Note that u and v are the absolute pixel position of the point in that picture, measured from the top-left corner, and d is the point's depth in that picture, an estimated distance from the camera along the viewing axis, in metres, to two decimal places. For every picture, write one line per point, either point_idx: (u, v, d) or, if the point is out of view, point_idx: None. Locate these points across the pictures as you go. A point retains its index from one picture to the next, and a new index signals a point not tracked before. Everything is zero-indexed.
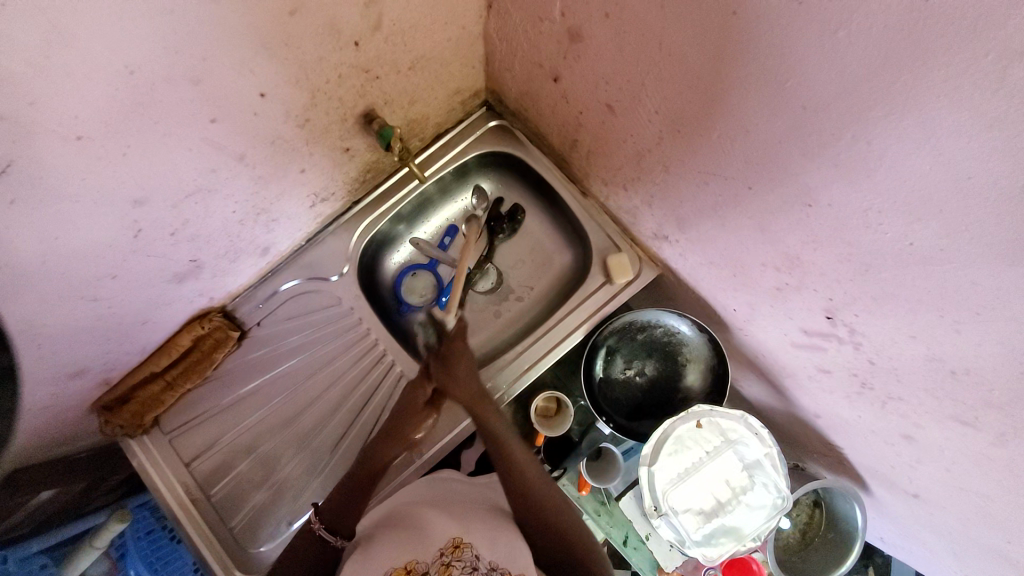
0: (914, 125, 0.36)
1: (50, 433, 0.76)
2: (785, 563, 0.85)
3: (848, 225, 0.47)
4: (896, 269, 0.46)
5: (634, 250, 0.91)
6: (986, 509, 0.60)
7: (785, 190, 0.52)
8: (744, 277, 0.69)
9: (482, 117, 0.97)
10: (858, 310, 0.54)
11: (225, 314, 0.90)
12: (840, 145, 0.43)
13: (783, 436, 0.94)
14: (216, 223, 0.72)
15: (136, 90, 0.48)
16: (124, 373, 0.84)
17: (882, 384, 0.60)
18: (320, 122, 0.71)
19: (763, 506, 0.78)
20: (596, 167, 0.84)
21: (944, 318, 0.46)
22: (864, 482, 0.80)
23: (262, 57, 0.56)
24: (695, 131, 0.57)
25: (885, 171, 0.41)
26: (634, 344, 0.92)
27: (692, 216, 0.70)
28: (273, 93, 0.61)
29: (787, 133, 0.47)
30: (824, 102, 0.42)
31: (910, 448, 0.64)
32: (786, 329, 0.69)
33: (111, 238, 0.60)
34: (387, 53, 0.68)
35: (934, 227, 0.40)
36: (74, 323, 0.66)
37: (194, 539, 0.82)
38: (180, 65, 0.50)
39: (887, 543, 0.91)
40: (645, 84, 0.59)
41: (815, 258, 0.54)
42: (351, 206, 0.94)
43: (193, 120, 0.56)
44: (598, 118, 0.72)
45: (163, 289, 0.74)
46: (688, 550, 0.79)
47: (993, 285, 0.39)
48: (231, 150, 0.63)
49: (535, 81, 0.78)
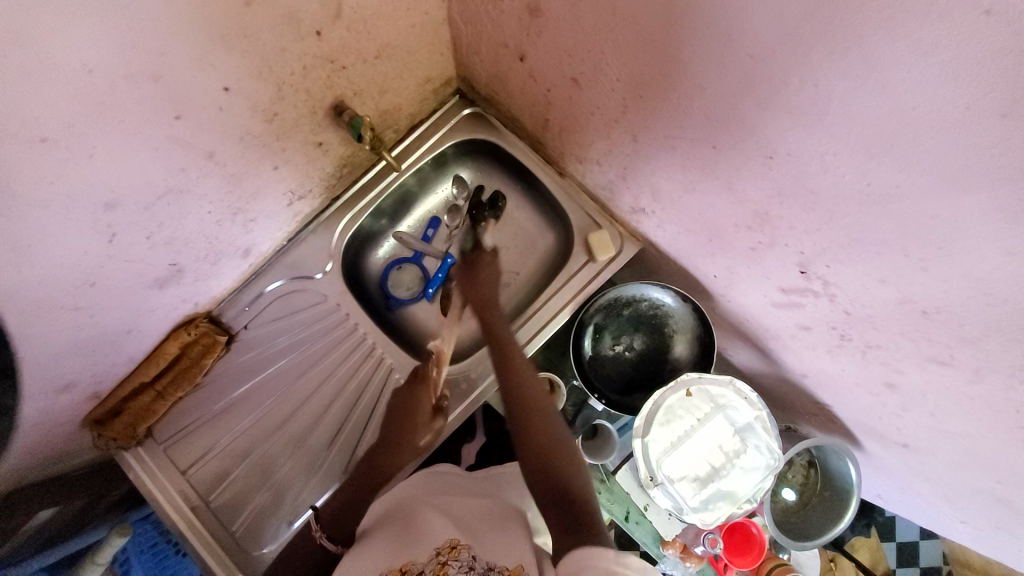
0: (857, 62, 0.37)
1: (42, 449, 0.76)
2: (786, 526, 0.85)
3: (809, 172, 0.48)
4: (859, 213, 0.47)
5: (614, 226, 0.92)
6: (970, 449, 0.61)
7: (748, 146, 0.52)
8: (720, 241, 0.70)
9: (454, 106, 0.97)
10: (829, 261, 0.55)
11: (211, 320, 0.90)
12: (792, 93, 0.43)
13: (775, 400, 0.95)
14: (193, 226, 0.72)
15: (96, 88, 0.48)
16: (113, 386, 0.83)
17: (860, 333, 0.61)
18: (289, 116, 0.71)
19: (757, 468, 0.79)
20: (569, 145, 0.84)
21: (909, 257, 0.47)
22: (856, 437, 0.82)
23: (223, 50, 0.56)
24: (657, 96, 0.58)
25: (836, 114, 0.42)
26: (621, 319, 0.93)
27: (665, 185, 0.71)
28: (237, 88, 0.61)
29: (741, 87, 0.47)
30: (770, 51, 0.42)
31: (894, 396, 0.65)
32: (765, 290, 0.70)
33: (86, 244, 0.60)
34: (350, 42, 0.69)
35: (888, 164, 0.41)
36: (57, 334, 0.66)
37: (197, 545, 0.82)
38: (139, 61, 0.50)
39: (884, 497, 0.92)
40: (605, 53, 0.59)
41: (783, 212, 0.55)
42: (329, 203, 0.94)
43: (158, 117, 0.56)
44: (565, 94, 0.73)
45: (145, 295, 0.74)
46: (686, 516, 0.80)
47: (950, 216, 0.40)
48: (201, 148, 0.63)
49: (502, 62, 0.79)
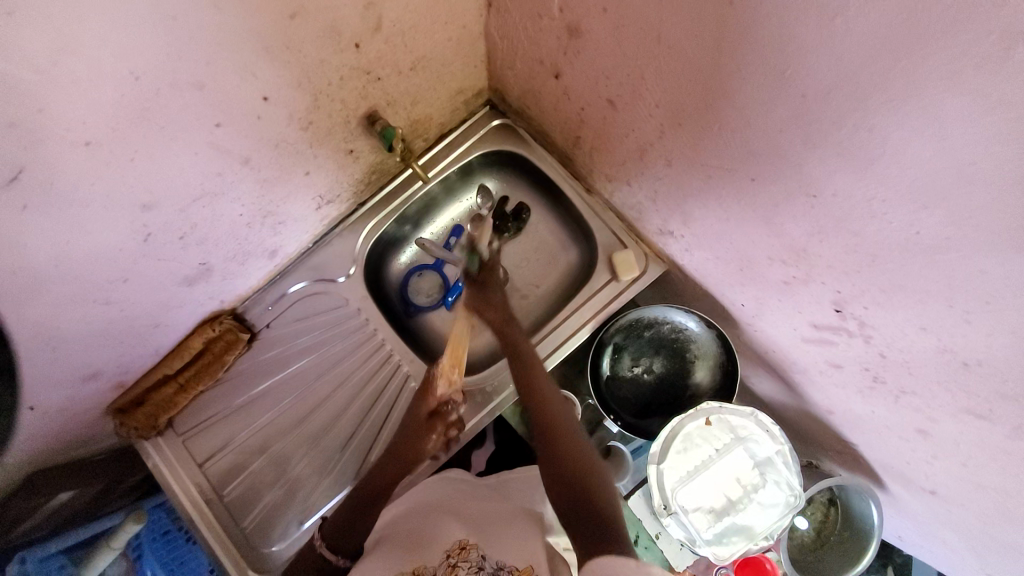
0: (916, 111, 0.36)
1: (68, 435, 0.78)
2: (799, 563, 0.82)
3: (852, 214, 0.47)
4: (904, 259, 0.45)
5: (640, 246, 0.90)
6: (1006, 507, 0.58)
7: (790, 182, 0.51)
8: (751, 272, 0.68)
9: (485, 116, 0.97)
10: (867, 303, 0.54)
11: (235, 316, 0.91)
12: (843, 134, 0.42)
13: (797, 434, 0.92)
14: (224, 227, 0.73)
15: (142, 96, 0.49)
16: (138, 376, 0.86)
17: (895, 378, 0.59)
18: (324, 124, 0.72)
19: (775, 504, 0.77)
20: (600, 164, 0.83)
21: (954, 307, 0.45)
22: (880, 479, 0.78)
23: (262, 61, 0.56)
24: (696, 125, 0.57)
25: (889, 160, 0.40)
26: (641, 341, 0.91)
27: (696, 211, 0.69)
28: (275, 97, 0.62)
29: (788, 121, 0.46)
30: (823, 90, 0.41)
31: (926, 444, 0.62)
32: (796, 324, 0.68)
33: (122, 242, 0.61)
34: (388, 54, 0.69)
35: (940, 214, 0.40)
36: (88, 326, 0.67)
37: (208, 538, 0.84)
38: (184, 70, 0.51)
39: (905, 542, 0.89)
40: (644, 78, 0.58)
41: (822, 250, 0.54)
42: (356, 208, 0.95)
43: (197, 125, 0.57)
44: (600, 114, 0.72)
45: (175, 291, 0.75)
46: (698, 549, 0.77)
47: (1005, 273, 0.38)
48: (236, 154, 0.64)
49: (536, 78, 0.78)
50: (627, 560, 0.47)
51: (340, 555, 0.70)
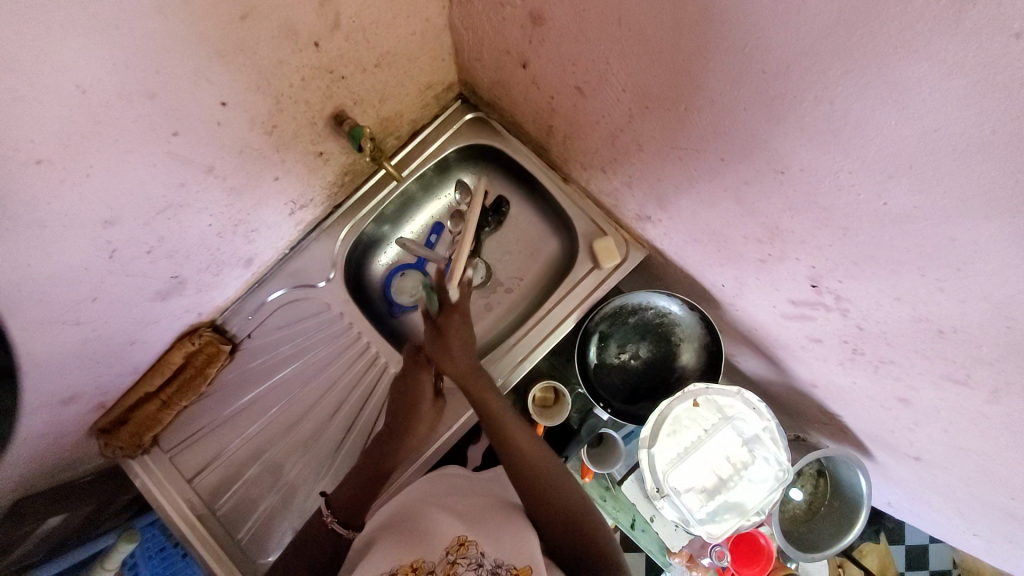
0: (875, 82, 0.36)
1: (50, 459, 0.77)
2: (793, 535, 0.84)
3: (821, 189, 0.47)
4: (874, 231, 0.46)
5: (620, 233, 0.90)
6: (986, 468, 0.59)
7: (759, 160, 0.51)
8: (729, 252, 0.69)
9: (457, 110, 0.96)
10: (841, 276, 0.54)
11: (215, 328, 0.90)
12: (806, 109, 0.42)
13: (784, 409, 0.94)
14: (194, 238, 0.71)
15: (93, 108, 0.48)
16: (119, 395, 0.84)
17: (873, 348, 0.60)
18: (289, 126, 0.70)
19: (765, 480, 0.78)
20: (574, 152, 0.83)
21: (925, 276, 0.45)
22: (866, 448, 0.80)
23: (218, 65, 0.55)
24: (664, 108, 0.57)
25: (853, 133, 0.40)
26: (627, 327, 0.92)
27: (671, 194, 0.69)
28: (235, 101, 0.60)
29: (753, 100, 0.46)
30: (784, 66, 0.41)
31: (907, 411, 0.63)
32: (775, 301, 0.69)
33: (87, 260, 0.59)
34: (350, 51, 0.67)
35: (905, 184, 0.40)
36: (59, 349, 0.65)
37: (202, 555, 0.81)
38: (134, 79, 0.49)
39: (894, 507, 0.91)
40: (610, 63, 0.58)
41: (794, 227, 0.54)
42: (332, 211, 0.93)
43: (155, 135, 0.55)
44: (570, 102, 0.71)
45: (149, 307, 0.74)
46: (692, 529, 0.78)
47: (970, 239, 0.38)
48: (199, 162, 0.62)
49: (504, 69, 0.77)
50: None
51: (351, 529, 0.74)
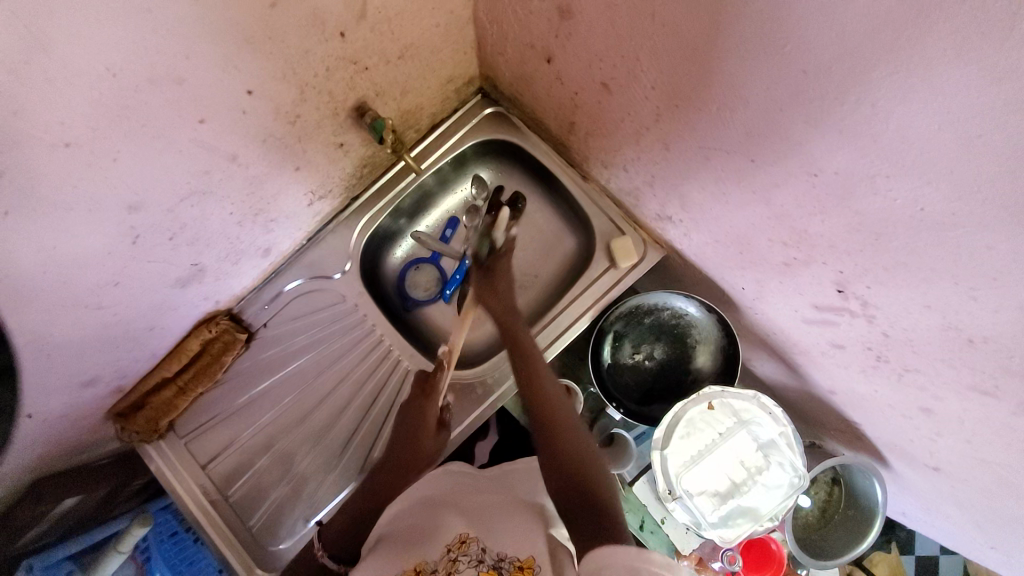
0: (920, 83, 0.35)
1: (69, 441, 0.78)
2: (804, 542, 0.83)
3: (854, 192, 0.46)
4: (907, 237, 0.45)
5: (638, 232, 0.89)
6: (1011, 482, 0.58)
7: (789, 161, 0.50)
8: (751, 255, 0.68)
9: (477, 105, 0.95)
10: (869, 282, 0.53)
11: (231, 317, 0.90)
12: (844, 110, 0.41)
13: (799, 415, 0.93)
14: (214, 226, 0.71)
15: (121, 93, 0.48)
16: (136, 381, 0.85)
17: (898, 356, 0.58)
18: (311, 117, 0.70)
19: (780, 486, 0.77)
20: (594, 149, 0.82)
21: (958, 285, 0.44)
22: (884, 457, 0.79)
23: (244, 53, 0.55)
24: (693, 106, 0.56)
25: (892, 135, 0.39)
26: (642, 328, 0.91)
27: (694, 195, 0.68)
28: (260, 91, 0.60)
29: (788, 99, 0.45)
30: (824, 65, 0.40)
31: (930, 422, 0.62)
32: (797, 306, 0.68)
33: (110, 245, 0.60)
34: (374, 42, 0.67)
35: (945, 188, 0.39)
36: (81, 333, 0.66)
37: (217, 541, 0.84)
38: (163, 66, 0.49)
39: (909, 518, 0.89)
40: (638, 58, 0.57)
41: (823, 230, 0.53)
42: (349, 203, 0.93)
43: (180, 122, 0.55)
44: (594, 98, 0.70)
45: (168, 293, 0.74)
46: (704, 532, 0.78)
47: (1011, 248, 0.37)
48: (222, 151, 0.63)
49: (527, 64, 0.77)
50: (627, 546, 0.47)
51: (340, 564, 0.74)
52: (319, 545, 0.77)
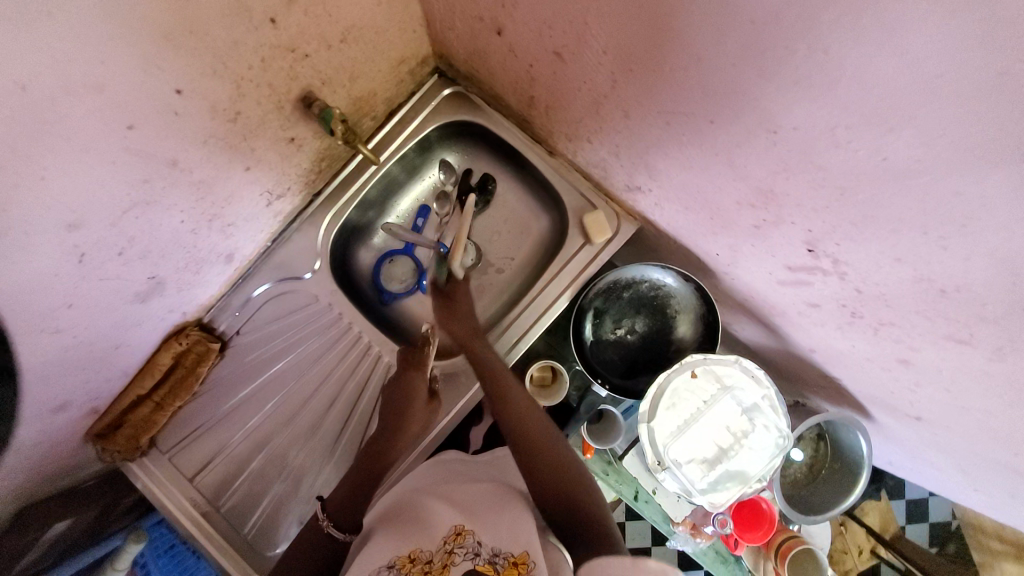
0: (873, 26, 0.33)
1: (47, 468, 0.76)
2: (794, 498, 0.84)
3: (816, 147, 0.44)
4: (872, 190, 0.43)
5: (610, 206, 0.87)
6: (988, 425, 0.58)
7: (749, 119, 0.48)
8: (722, 219, 0.66)
9: (435, 86, 0.91)
10: (839, 239, 0.52)
11: (203, 327, 0.88)
12: (798, 60, 0.39)
13: (784, 375, 0.93)
14: (167, 236, 0.68)
15: (34, 105, 0.44)
16: (111, 400, 0.83)
17: (873, 311, 0.58)
18: (254, 113, 0.66)
19: (767, 447, 0.78)
20: (557, 123, 0.79)
21: (927, 234, 0.43)
22: (867, 410, 0.79)
23: (166, 49, 0.51)
24: (647, 68, 0.53)
25: (849, 84, 0.37)
26: (622, 302, 0.90)
27: (660, 162, 0.66)
28: (192, 89, 0.57)
29: (741, 54, 0.43)
30: (773, 14, 0.38)
31: (908, 373, 0.62)
32: (771, 268, 0.67)
33: (54, 267, 0.57)
34: (312, 27, 0.63)
35: (905, 136, 0.37)
36: (40, 359, 0.64)
37: (212, 552, 0.83)
38: (77, 71, 0.45)
39: (896, 465, 0.91)
40: (587, 22, 0.54)
41: (789, 189, 0.51)
42: (312, 200, 0.90)
43: (109, 130, 0.52)
44: (549, 69, 0.67)
45: (128, 310, 0.72)
46: (695, 499, 0.79)
47: (975, 193, 0.36)
48: (162, 156, 0.59)
49: (479, 38, 0.73)
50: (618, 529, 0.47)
51: (345, 534, 0.69)
52: (324, 513, 0.70)
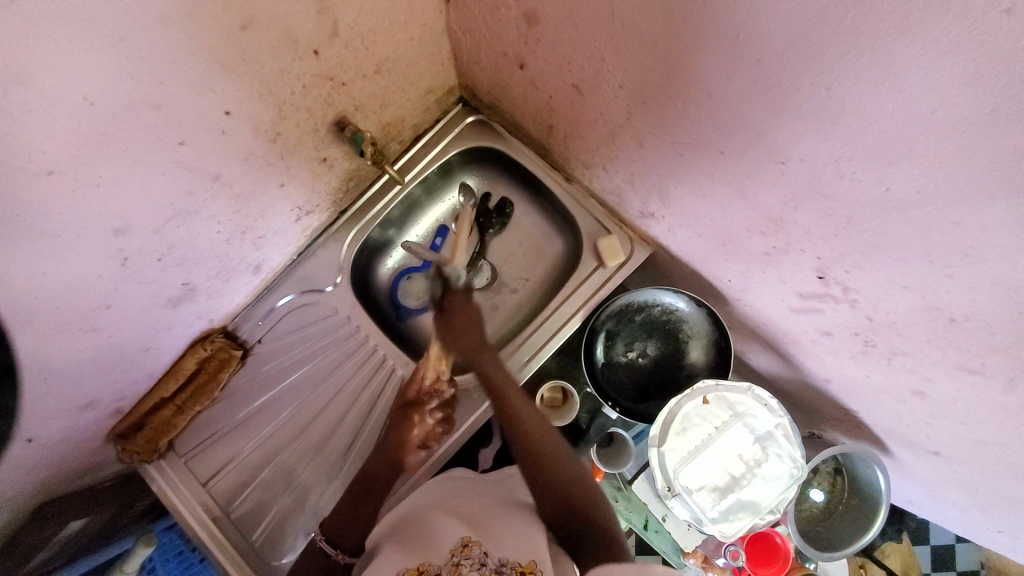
0: (872, 65, 0.35)
1: (70, 464, 0.79)
2: (809, 535, 0.82)
3: (822, 177, 0.46)
4: (878, 219, 0.45)
5: (624, 231, 0.90)
6: (1007, 461, 0.57)
7: (757, 150, 0.50)
8: (734, 246, 0.68)
9: (459, 114, 0.97)
10: (848, 267, 0.53)
11: (227, 334, 0.92)
12: (802, 96, 0.41)
13: (798, 406, 0.92)
14: (203, 244, 0.73)
15: (100, 120, 0.49)
16: (135, 402, 0.86)
17: (885, 340, 0.58)
18: (292, 134, 0.71)
19: (780, 478, 0.76)
20: (575, 151, 0.83)
21: (933, 263, 0.44)
22: (884, 444, 0.78)
23: (219, 74, 0.56)
24: (661, 102, 0.56)
25: (850, 118, 0.40)
26: (633, 326, 0.91)
27: (673, 190, 0.69)
28: (239, 110, 0.62)
29: (748, 89, 0.45)
30: (777, 53, 0.40)
31: (923, 405, 0.62)
32: (782, 295, 0.68)
33: (99, 268, 0.61)
34: (349, 58, 0.69)
35: (907, 168, 0.39)
36: (76, 356, 0.67)
37: (219, 559, 0.83)
38: (141, 91, 0.50)
39: (916, 505, 0.88)
40: (605, 58, 0.58)
41: (797, 217, 0.53)
42: (337, 217, 0.95)
43: (162, 144, 0.57)
44: (568, 100, 0.71)
45: (160, 313, 0.75)
46: (705, 528, 0.77)
47: (977, 223, 0.38)
48: (205, 171, 0.64)
49: (503, 71, 0.78)
50: None
51: (341, 552, 0.72)
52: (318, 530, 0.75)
